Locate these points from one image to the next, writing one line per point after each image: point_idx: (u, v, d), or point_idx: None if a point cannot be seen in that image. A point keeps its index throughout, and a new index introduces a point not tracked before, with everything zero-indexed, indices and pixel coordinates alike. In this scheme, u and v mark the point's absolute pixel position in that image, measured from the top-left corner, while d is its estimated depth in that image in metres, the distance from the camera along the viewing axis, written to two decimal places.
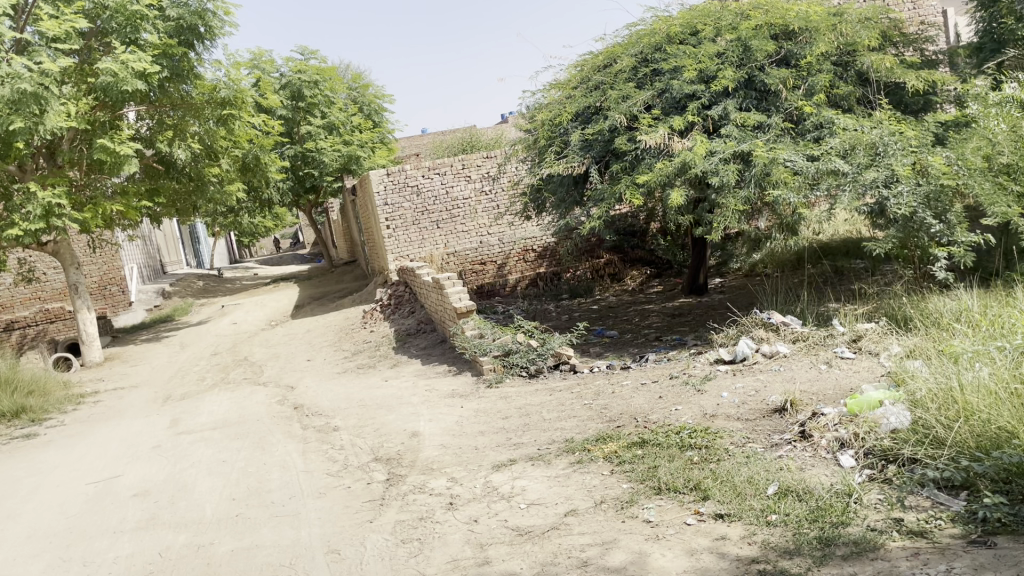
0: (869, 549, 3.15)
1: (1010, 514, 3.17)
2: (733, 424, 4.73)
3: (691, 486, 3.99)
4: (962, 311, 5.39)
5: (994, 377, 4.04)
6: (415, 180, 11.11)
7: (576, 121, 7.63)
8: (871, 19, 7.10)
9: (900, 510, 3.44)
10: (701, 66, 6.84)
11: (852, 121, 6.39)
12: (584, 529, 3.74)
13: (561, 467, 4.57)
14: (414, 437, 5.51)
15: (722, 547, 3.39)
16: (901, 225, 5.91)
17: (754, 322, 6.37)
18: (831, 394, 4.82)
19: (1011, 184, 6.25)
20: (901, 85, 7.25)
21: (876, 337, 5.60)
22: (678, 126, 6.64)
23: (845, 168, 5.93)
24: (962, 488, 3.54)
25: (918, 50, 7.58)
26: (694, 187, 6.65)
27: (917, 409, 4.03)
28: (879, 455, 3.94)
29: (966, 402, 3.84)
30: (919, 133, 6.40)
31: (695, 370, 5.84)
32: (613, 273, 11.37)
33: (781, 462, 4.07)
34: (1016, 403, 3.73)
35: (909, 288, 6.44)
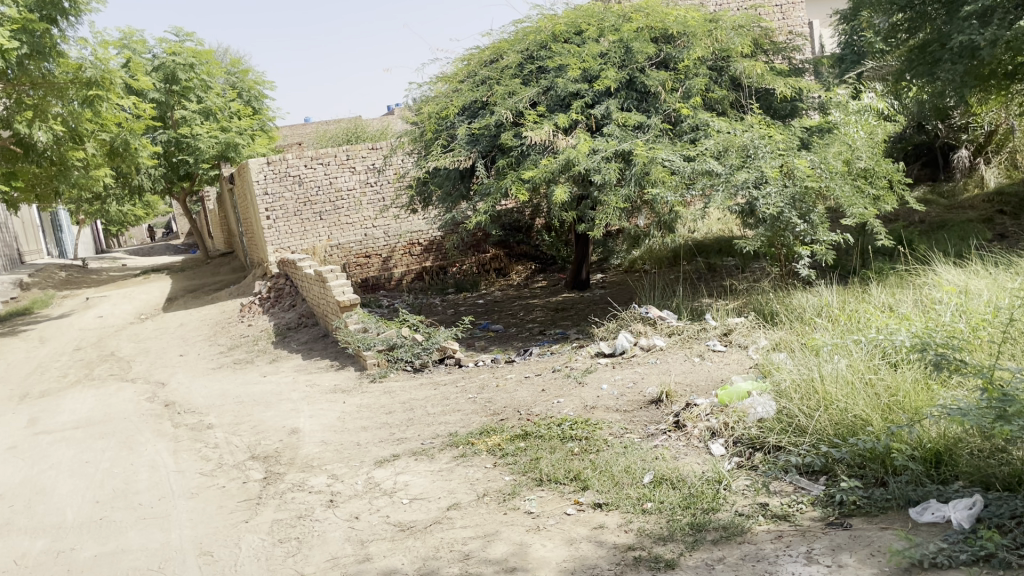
0: (736, 533, 3.32)
1: (864, 497, 3.42)
2: (611, 415, 4.86)
3: (571, 476, 4.08)
4: (822, 306, 5.71)
5: (850, 368, 4.31)
6: (297, 170, 10.84)
7: (463, 115, 7.60)
8: (744, 28, 7.39)
9: (765, 496, 3.63)
10: (584, 65, 6.98)
11: (725, 123, 6.62)
12: (466, 523, 3.75)
13: (445, 461, 4.56)
14: (293, 434, 5.38)
15: (601, 535, 3.47)
16: (769, 224, 6.24)
17: (633, 317, 6.55)
18: (703, 385, 5.03)
19: (868, 188, 6.69)
20: (770, 91, 7.57)
21: (744, 332, 5.88)
22: (563, 123, 6.74)
23: (719, 169, 6.17)
24: (821, 473, 3.77)
25: (786, 59, 8.01)
26: (578, 184, 6.76)
27: (781, 399, 4.27)
28: (747, 444, 4.14)
29: (825, 393, 4.09)
30: (786, 137, 6.72)
31: (577, 364, 5.97)
32: (498, 268, 11.48)
33: (656, 452, 4.22)
34: (870, 393, 4.00)
35: (777, 284, 6.75)
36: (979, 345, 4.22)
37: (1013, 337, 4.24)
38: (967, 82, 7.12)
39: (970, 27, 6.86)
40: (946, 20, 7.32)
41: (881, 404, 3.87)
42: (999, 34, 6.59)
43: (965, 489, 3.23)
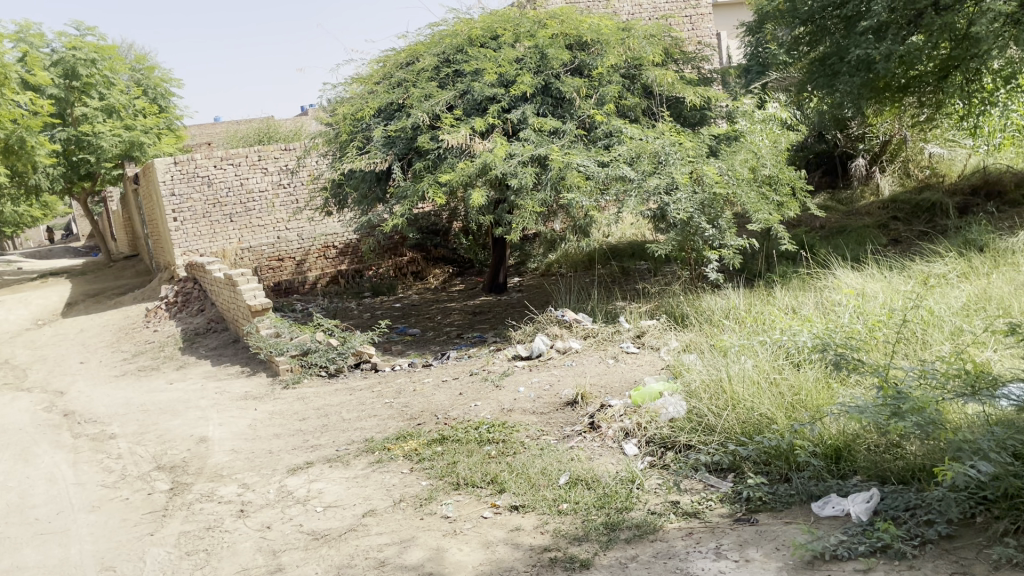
0: (649, 532, 3.39)
1: (769, 493, 3.55)
2: (528, 418, 4.90)
3: (488, 479, 4.09)
4: (730, 309, 5.89)
5: (756, 368, 4.46)
6: (206, 171, 10.53)
7: (379, 117, 7.52)
8: (655, 37, 7.57)
9: (676, 493, 3.72)
10: (501, 70, 7.02)
11: (638, 130, 6.76)
12: (382, 529, 3.72)
13: (361, 467, 4.51)
14: (201, 443, 5.22)
15: (517, 538, 3.49)
16: (679, 229, 6.42)
17: (549, 320, 6.62)
18: (617, 387, 5.13)
19: (772, 195, 6.94)
20: (680, 99, 7.75)
21: (657, 334, 6.01)
22: (479, 127, 6.75)
23: (631, 175, 6.29)
24: (729, 470, 3.89)
25: (695, 68, 8.22)
26: (495, 188, 6.78)
27: (691, 400, 4.39)
28: (659, 443, 4.24)
29: (733, 392, 4.22)
30: (696, 145, 6.89)
31: (494, 367, 5.99)
32: (416, 271, 11.42)
33: (572, 453, 4.28)
34: (775, 392, 4.15)
35: (687, 287, 6.93)
36: (875, 345, 4.43)
37: (905, 337, 4.47)
38: (863, 93, 7.46)
39: (866, 41, 7.21)
40: (844, 34, 7.68)
41: (786, 403, 4.02)
42: (893, 49, 6.95)
43: (863, 483, 3.39)
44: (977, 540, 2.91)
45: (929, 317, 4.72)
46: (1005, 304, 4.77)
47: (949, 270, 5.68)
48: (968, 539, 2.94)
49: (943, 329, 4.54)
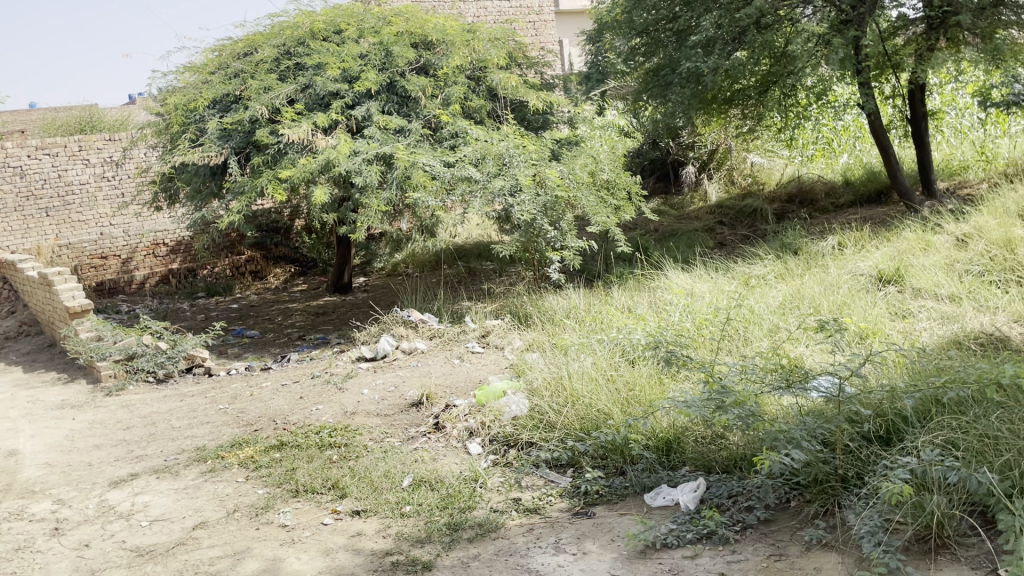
0: (491, 530, 3.42)
1: (605, 486, 3.68)
2: (371, 420, 4.82)
3: (329, 485, 3.99)
4: (571, 308, 6.05)
5: (595, 366, 4.61)
6: (18, 161, 10.01)
7: (214, 108, 7.18)
8: (499, 41, 7.65)
9: (517, 490, 3.79)
10: (344, 65, 6.88)
11: (483, 132, 6.81)
12: (214, 542, 3.54)
13: (191, 478, 4.28)
14: (10, 457, 4.79)
15: (358, 543, 3.42)
16: (523, 230, 6.54)
17: (394, 320, 6.55)
18: (462, 386, 5.15)
19: (610, 199, 7.19)
20: (523, 103, 7.84)
21: (501, 333, 6.09)
22: (322, 123, 6.57)
23: (477, 176, 6.34)
24: (568, 466, 4.01)
25: (538, 73, 8.38)
26: (338, 186, 6.63)
27: (533, 398, 4.49)
28: (502, 441, 4.30)
29: (573, 389, 4.35)
30: (538, 148, 7.03)
31: (336, 369, 5.85)
32: (254, 271, 10.96)
33: (415, 454, 4.25)
34: (611, 387, 4.31)
35: (531, 287, 7.07)
36: (702, 342, 4.70)
37: (729, 334, 4.76)
38: (693, 104, 7.88)
39: (695, 55, 7.62)
40: (676, 47, 8.08)
41: (622, 398, 4.19)
42: (720, 64, 7.42)
43: (691, 473, 3.59)
44: (790, 523, 3.15)
45: (750, 315, 5.06)
46: (815, 303, 5.18)
47: (767, 271, 6.11)
48: (784, 522, 3.18)
49: (762, 326, 4.87)
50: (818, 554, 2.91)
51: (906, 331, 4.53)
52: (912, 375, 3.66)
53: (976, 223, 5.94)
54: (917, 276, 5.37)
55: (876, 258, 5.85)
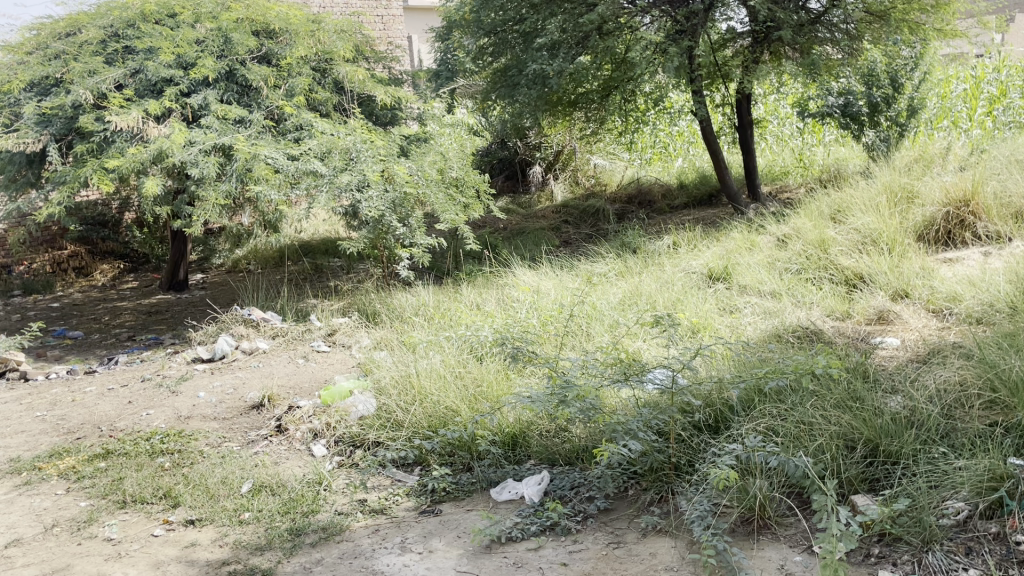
0: (335, 533, 3.35)
1: (452, 483, 3.69)
2: (208, 424, 4.60)
3: (161, 494, 3.76)
4: (420, 305, 6.03)
5: (443, 363, 4.61)
6: None
7: (31, 91, 6.62)
8: (346, 33, 7.51)
9: (363, 491, 3.72)
10: (178, 50, 6.52)
11: (328, 125, 6.64)
12: (29, 561, 3.26)
13: (2, 493, 3.92)
14: None
15: (192, 554, 3.25)
16: (371, 227, 6.44)
17: (234, 319, 6.27)
18: (306, 387, 5.01)
19: (459, 196, 7.21)
20: (371, 97, 7.72)
21: (348, 331, 5.98)
22: (153, 110, 6.19)
23: (322, 170, 6.19)
24: (415, 464, 3.99)
25: (386, 68, 8.27)
26: (173, 177, 6.27)
27: (380, 397, 4.44)
28: (348, 442, 4.22)
29: (420, 387, 4.34)
30: (386, 143, 6.94)
31: (170, 371, 5.54)
32: (79, 267, 10.17)
33: (256, 459, 4.09)
34: (459, 384, 4.33)
35: (379, 285, 6.99)
36: (547, 338, 4.82)
37: (572, 330, 4.91)
38: (539, 105, 8.04)
39: (541, 58, 7.80)
40: (523, 48, 8.20)
41: (469, 395, 4.21)
42: (564, 67, 7.64)
43: (535, 467, 3.67)
44: (628, 511, 3.28)
45: (594, 311, 5.23)
46: (653, 299, 5.42)
47: (608, 270, 6.33)
48: (622, 510, 3.31)
49: (604, 321, 5.05)
50: (653, 539, 3.05)
51: (733, 325, 4.81)
52: (737, 367, 3.91)
53: (794, 225, 6.39)
54: (743, 273, 5.73)
55: (708, 257, 6.19)
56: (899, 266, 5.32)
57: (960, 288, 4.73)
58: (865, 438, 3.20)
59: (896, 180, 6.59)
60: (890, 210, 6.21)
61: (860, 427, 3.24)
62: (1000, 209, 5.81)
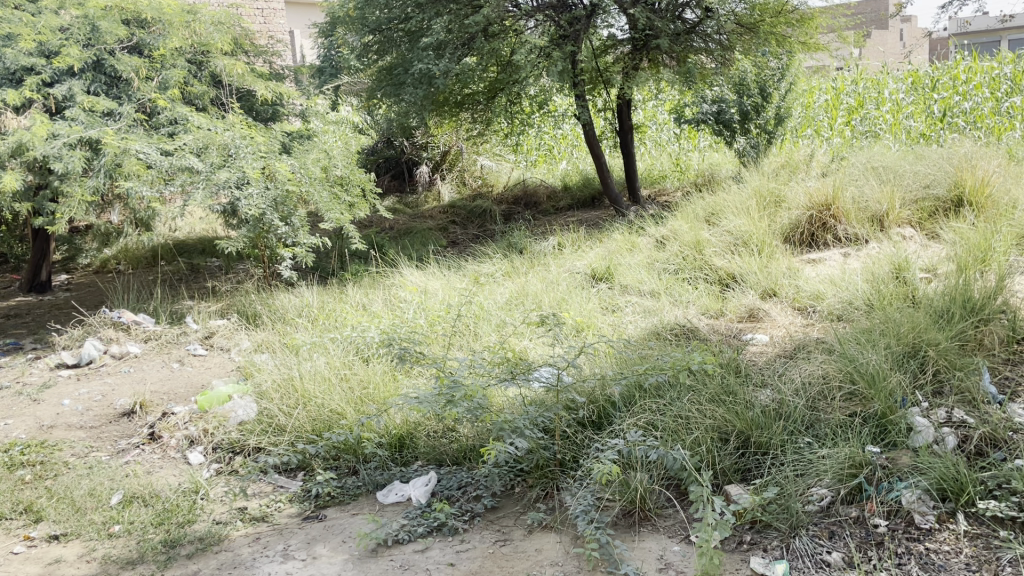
0: (213, 543, 3.22)
1: (336, 488, 3.62)
2: (74, 434, 4.34)
3: (21, 509, 3.53)
4: (303, 306, 5.89)
5: (327, 365, 4.52)
6: None
7: None
8: (224, 25, 7.22)
9: (243, 499, 3.60)
10: (40, 37, 6.14)
11: (205, 119, 6.37)
12: None
13: None
14: None
15: (56, 571, 3.07)
16: (251, 225, 6.24)
17: (102, 322, 5.95)
18: (181, 392, 4.80)
19: (344, 195, 7.09)
20: (250, 92, 7.49)
21: (226, 333, 5.77)
22: (11, 100, 5.80)
23: (198, 166, 5.95)
24: (298, 469, 3.89)
25: (266, 62, 8.05)
26: (34, 172, 5.90)
27: (261, 401, 4.32)
28: (227, 448, 4.08)
29: (304, 390, 4.24)
30: (267, 140, 6.71)
31: (31, 378, 5.20)
32: None
33: (127, 469, 3.89)
34: (344, 387, 4.26)
35: (259, 286, 6.79)
36: (434, 338, 4.81)
37: (460, 330, 4.92)
38: (425, 104, 7.98)
39: (427, 57, 7.73)
40: (408, 48, 8.13)
41: (354, 397, 4.15)
42: (450, 67, 7.62)
43: (422, 468, 3.65)
44: (515, 508, 3.32)
45: (480, 311, 5.25)
46: (538, 298, 5.50)
47: (495, 270, 6.38)
48: (508, 507, 3.34)
49: (491, 321, 5.07)
50: (539, 536, 3.09)
51: (615, 324, 4.95)
52: (620, 364, 4.01)
53: (672, 227, 6.63)
54: (624, 274, 5.89)
55: (591, 258, 6.33)
56: (768, 266, 5.60)
57: (822, 287, 5.02)
58: (738, 431, 3.36)
59: (764, 185, 6.95)
60: (760, 212, 6.53)
61: (733, 419, 3.39)
62: (858, 213, 6.22)
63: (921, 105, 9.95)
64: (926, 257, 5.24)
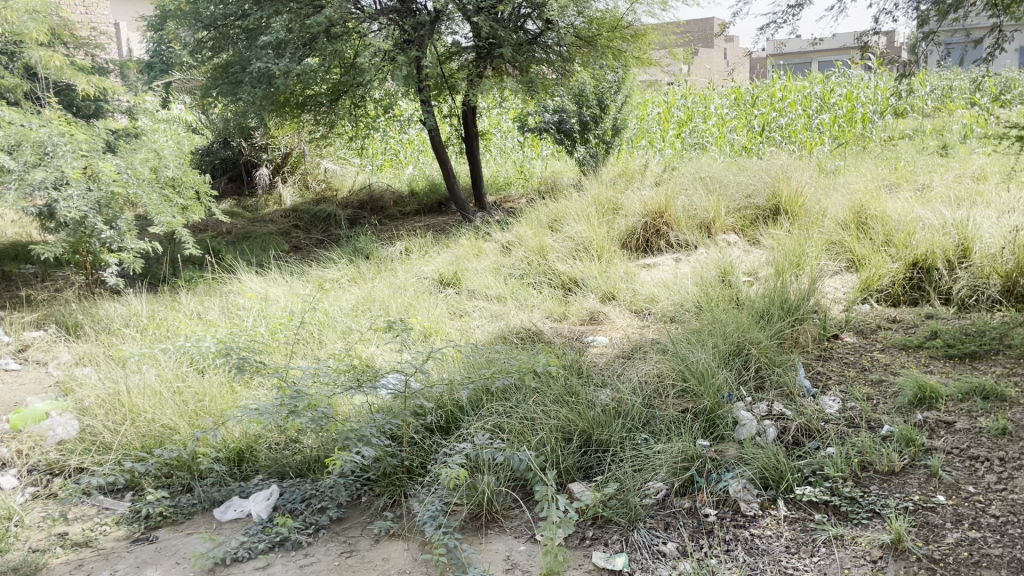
0: (29, 573, 2.95)
1: (170, 506, 3.42)
2: None
3: None
4: (132, 316, 5.53)
5: (158, 377, 4.28)
6: None
7: None
8: (39, 13, 6.67)
9: (63, 524, 3.32)
10: None
11: (17, 114, 5.83)
12: None
13: None
14: None
15: None
16: (71, 229, 5.79)
17: None
18: None
19: (176, 197, 6.72)
20: (71, 86, 6.99)
21: (43, 346, 5.32)
22: None
23: (9, 165, 5.46)
24: (126, 489, 3.64)
25: (89, 55, 7.54)
26: None
27: (84, 417, 4.02)
28: (43, 471, 3.76)
29: (132, 405, 3.98)
30: (89, 138, 6.22)
31: None
32: None
33: None
34: (177, 400, 4.04)
35: (82, 294, 6.31)
36: (275, 347, 4.65)
37: (303, 337, 4.79)
38: (264, 105, 7.71)
39: (266, 56, 7.38)
40: (246, 45, 7.80)
41: (188, 410, 3.95)
42: (291, 68, 7.39)
43: (263, 482, 3.52)
44: (361, 518, 3.27)
45: (324, 318, 5.13)
46: (385, 304, 5.44)
47: (340, 275, 6.26)
48: (354, 518, 3.28)
49: (335, 328, 4.98)
50: (386, 544, 3.06)
51: (462, 329, 4.98)
52: (467, 368, 4.05)
53: (517, 232, 6.76)
54: (470, 279, 5.95)
55: (438, 263, 6.33)
56: (607, 270, 5.82)
57: (657, 290, 5.28)
58: (581, 430, 3.47)
59: (603, 192, 7.23)
60: (599, 219, 6.78)
61: (576, 419, 3.50)
62: (688, 220, 6.58)
63: (743, 119, 10.70)
64: (749, 262, 5.62)
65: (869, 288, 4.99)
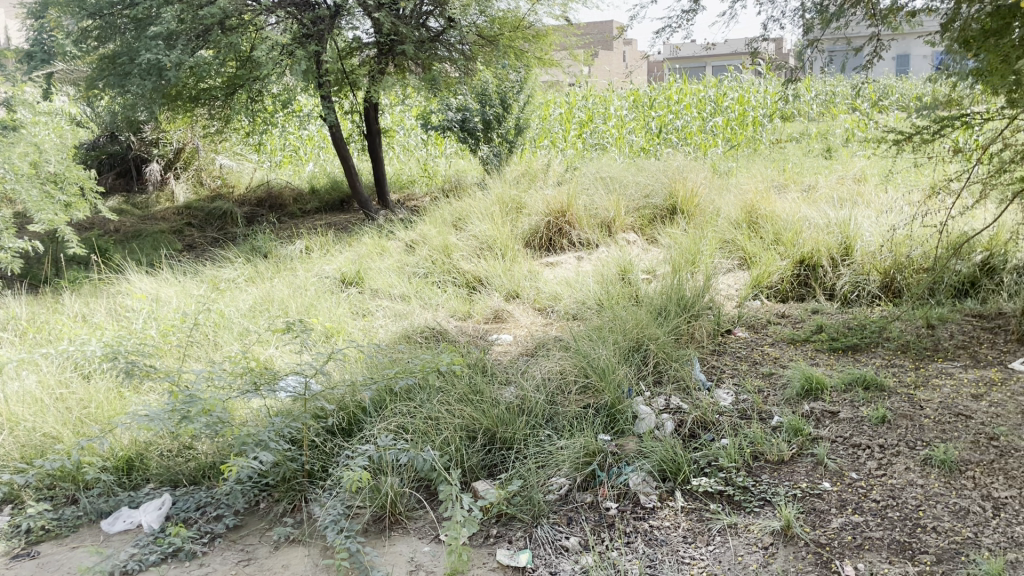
0: None
1: (52, 520, 3.23)
2: None
3: None
4: (9, 319, 5.21)
5: (39, 384, 4.06)
6: None
7: None
8: None
9: None
10: None
11: None
12: None
13: None
14: None
15: None
16: None
17: None
18: None
19: (58, 194, 6.37)
20: None
21: None
22: None
23: None
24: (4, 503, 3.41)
25: None
26: None
27: None
28: None
29: (10, 414, 3.76)
30: None
31: None
32: None
33: None
34: (60, 408, 3.84)
35: None
36: (167, 350, 4.48)
37: (197, 340, 4.62)
38: (154, 98, 7.41)
39: (156, 47, 7.10)
40: (134, 35, 7.45)
41: (72, 418, 3.76)
42: (183, 60, 7.11)
43: (155, 490, 3.38)
44: (259, 525, 3.18)
45: (220, 318, 4.96)
46: (285, 304, 5.31)
47: (237, 275, 6.08)
48: (253, 525, 3.19)
49: (232, 330, 4.83)
50: (287, 550, 2.99)
51: (365, 328, 4.91)
52: (369, 368, 4.00)
53: (420, 231, 6.71)
54: (373, 278, 5.87)
55: (339, 262, 6.22)
56: (511, 268, 5.85)
57: (559, 288, 5.34)
58: (485, 428, 3.48)
59: (506, 192, 7.26)
60: (503, 218, 6.80)
61: (480, 417, 3.50)
62: (589, 219, 6.67)
63: (641, 121, 10.96)
64: (647, 260, 5.74)
65: (760, 285, 5.18)
